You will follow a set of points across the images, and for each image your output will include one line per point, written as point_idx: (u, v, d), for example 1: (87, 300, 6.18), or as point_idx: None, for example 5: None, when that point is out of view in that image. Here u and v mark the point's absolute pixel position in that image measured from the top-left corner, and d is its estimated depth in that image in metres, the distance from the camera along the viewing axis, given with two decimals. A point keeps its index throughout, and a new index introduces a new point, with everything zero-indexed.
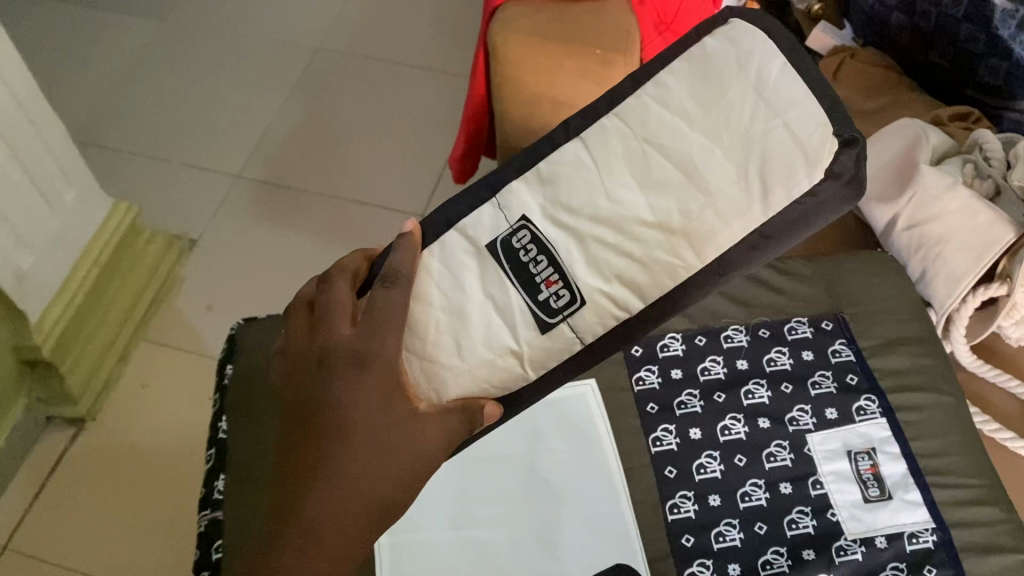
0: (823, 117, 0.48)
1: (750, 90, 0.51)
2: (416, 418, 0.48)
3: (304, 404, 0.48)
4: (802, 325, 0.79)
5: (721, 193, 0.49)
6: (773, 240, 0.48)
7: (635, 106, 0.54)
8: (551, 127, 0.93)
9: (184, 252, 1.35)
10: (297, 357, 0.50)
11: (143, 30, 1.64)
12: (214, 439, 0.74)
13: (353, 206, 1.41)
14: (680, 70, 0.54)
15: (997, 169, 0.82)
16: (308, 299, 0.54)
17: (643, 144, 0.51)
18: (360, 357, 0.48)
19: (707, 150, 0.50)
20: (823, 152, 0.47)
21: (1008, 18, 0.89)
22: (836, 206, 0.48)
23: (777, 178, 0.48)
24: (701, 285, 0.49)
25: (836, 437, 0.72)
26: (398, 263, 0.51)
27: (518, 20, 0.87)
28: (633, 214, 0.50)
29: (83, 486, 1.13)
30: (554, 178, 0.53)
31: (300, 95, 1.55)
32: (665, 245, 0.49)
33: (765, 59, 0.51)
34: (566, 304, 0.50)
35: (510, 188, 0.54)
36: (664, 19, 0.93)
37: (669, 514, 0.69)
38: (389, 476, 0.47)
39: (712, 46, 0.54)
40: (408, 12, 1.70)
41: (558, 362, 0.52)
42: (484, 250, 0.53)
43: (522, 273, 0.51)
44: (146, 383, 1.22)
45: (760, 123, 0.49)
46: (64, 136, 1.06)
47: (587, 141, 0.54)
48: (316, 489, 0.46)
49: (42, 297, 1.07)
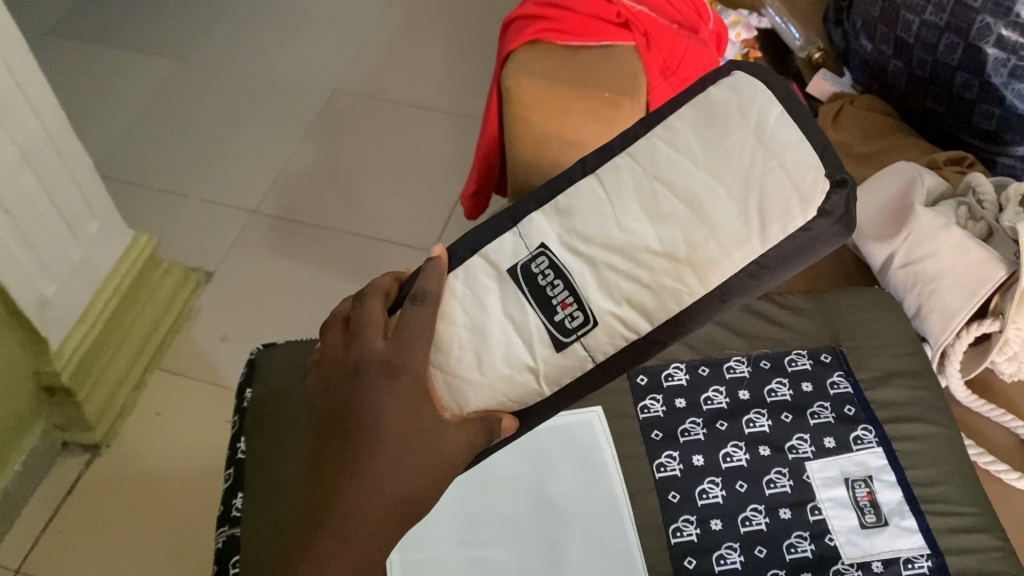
0: (816, 160, 0.52)
1: (750, 132, 0.54)
2: (441, 426, 0.52)
3: (338, 411, 0.52)
4: (802, 357, 0.82)
5: (723, 225, 0.52)
6: (769, 270, 0.52)
7: (645, 147, 0.57)
8: (561, 165, 0.97)
9: (200, 284, 1.38)
10: (332, 369, 0.54)
11: (165, 70, 1.70)
12: (233, 459, 0.77)
13: (365, 241, 1.44)
14: (687, 115, 0.58)
15: (990, 211, 0.85)
16: (343, 316, 0.58)
17: (653, 180, 0.55)
18: (391, 367, 0.51)
19: (709, 186, 0.53)
20: (815, 191, 0.51)
21: (1000, 67, 0.93)
22: (829, 241, 0.51)
23: (773, 213, 0.51)
24: (702, 309, 0.53)
25: (835, 465, 0.75)
26: (426, 282, 0.55)
27: (531, 64, 0.92)
28: (645, 241, 0.53)
29: (96, 511, 1.15)
30: (570, 209, 0.57)
31: (316, 134, 1.60)
32: (672, 271, 0.52)
33: (764, 105, 0.55)
34: (579, 325, 0.53)
35: (529, 218, 0.58)
36: (669, 64, 0.95)
37: (672, 537, 0.71)
38: (416, 476, 0.50)
39: (716, 93, 0.58)
40: (421, 56, 1.76)
41: (570, 379, 0.55)
42: (503, 273, 0.56)
43: (539, 298, 0.54)
44: (159, 411, 1.24)
45: (761, 164, 0.53)
46: (90, 169, 1.10)
47: (601, 176, 0.57)
48: (349, 486, 0.50)
49: (63, 324, 1.10)
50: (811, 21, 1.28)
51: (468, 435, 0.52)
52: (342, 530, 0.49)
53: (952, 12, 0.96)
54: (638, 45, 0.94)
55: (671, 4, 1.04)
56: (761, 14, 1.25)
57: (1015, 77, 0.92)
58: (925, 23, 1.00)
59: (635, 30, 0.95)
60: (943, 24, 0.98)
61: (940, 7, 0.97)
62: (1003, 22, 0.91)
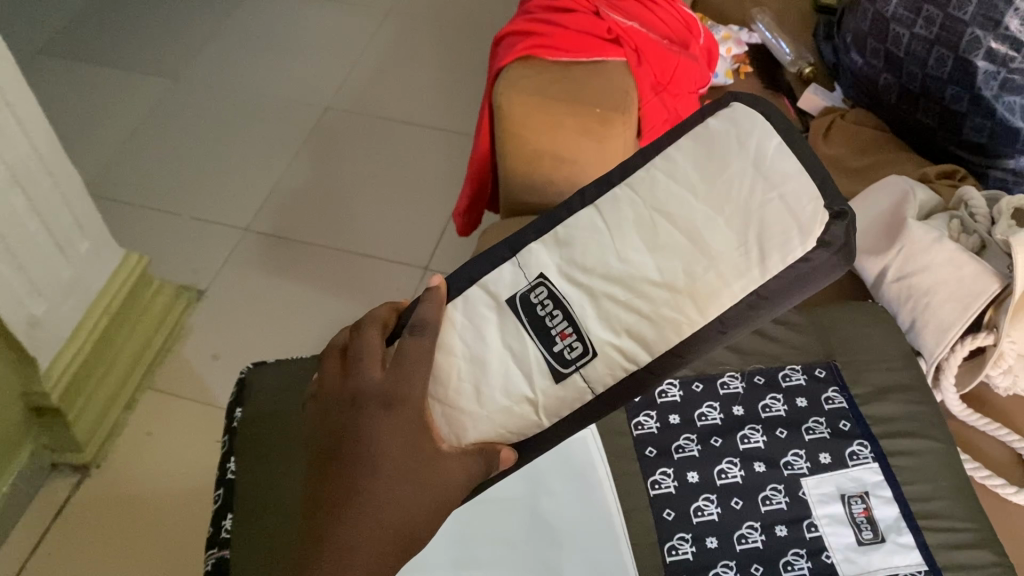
0: (815, 192, 0.51)
1: (749, 163, 0.55)
2: (439, 457, 0.51)
3: (336, 441, 0.51)
4: (796, 372, 0.82)
5: (723, 256, 0.52)
6: (771, 301, 0.51)
7: (645, 177, 0.58)
8: (553, 181, 0.98)
9: (192, 303, 1.38)
10: (329, 399, 0.53)
11: (158, 89, 1.70)
12: (222, 479, 0.76)
13: (357, 259, 1.44)
14: (686, 145, 0.58)
15: (982, 225, 0.85)
16: (341, 346, 0.57)
17: (653, 212, 0.56)
18: (389, 399, 0.51)
19: (710, 219, 0.53)
20: (815, 222, 0.50)
21: (991, 79, 0.94)
22: (828, 272, 0.50)
23: (773, 244, 0.51)
24: (702, 340, 0.52)
25: (831, 482, 0.74)
26: (424, 312, 0.55)
27: (521, 80, 0.92)
28: (646, 271, 0.53)
29: (86, 533, 1.13)
30: (569, 241, 0.58)
31: (308, 151, 1.60)
32: (671, 302, 0.52)
33: (763, 137, 0.55)
34: (580, 354, 0.53)
35: (529, 249, 0.59)
36: (660, 79, 0.98)
37: (668, 556, 0.70)
38: (417, 502, 0.50)
39: (715, 124, 0.59)
40: (413, 72, 1.76)
41: (570, 412, 0.54)
42: (502, 301, 0.57)
43: (539, 328, 0.54)
44: (150, 431, 1.23)
45: (762, 195, 0.53)
46: (80, 189, 1.09)
47: (601, 207, 0.58)
48: (345, 515, 0.49)
49: (52, 345, 1.09)
50: (801, 37, 1.28)
51: (466, 466, 0.52)
52: (339, 558, 0.47)
53: (941, 25, 0.96)
54: (629, 60, 0.96)
55: (661, 19, 1.04)
56: (751, 30, 1.25)
57: (1006, 89, 0.93)
58: (914, 37, 1.00)
59: (626, 45, 0.97)
60: (932, 38, 0.98)
61: (930, 20, 0.97)
62: (993, 35, 0.91)
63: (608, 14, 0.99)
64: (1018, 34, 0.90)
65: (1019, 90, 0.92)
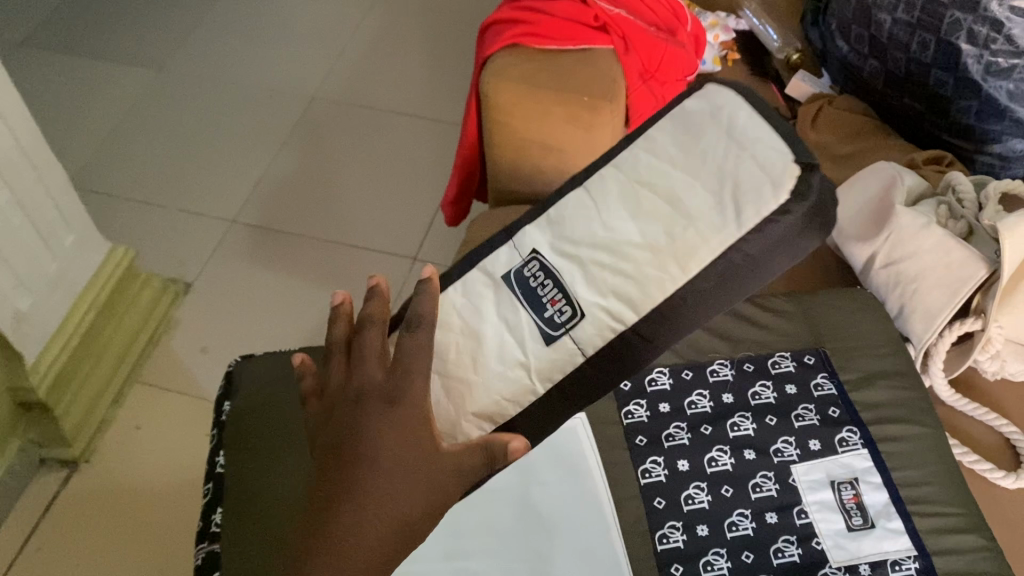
0: (786, 153, 0.54)
1: (721, 136, 0.58)
2: (441, 453, 0.49)
3: (336, 440, 0.49)
4: (785, 359, 0.82)
5: (700, 216, 0.55)
6: (752, 256, 0.52)
7: (629, 159, 0.62)
8: (541, 169, 0.98)
9: (179, 295, 1.37)
10: (332, 395, 0.51)
11: (142, 80, 1.68)
12: (213, 473, 0.75)
13: (345, 250, 1.43)
14: (665, 129, 0.63)
15: (970, 210, 0.85)
16: (341, 339, 0.54)
17: (636, 189, 0.59)
18: (390, 394, 0.49)
19: (688, 187, 0.57)
20: (786, 176, 0.53)
21: (975, 62, 0.93)
22: (806, 228, 0.52)
23: (747, 199, 0.53)
24: (686, 297, 0.53)
25: (820, 468, 0.73)
26: (425, 305, 0.53)
27: (509, 69, 0.91)
28: (631, 234, 0.56)
29: (76, 529, 1.12)
30: (559, 220, 0.61)
31: (295, 142, 1.59)
32: (655, 260, 0.54)
33: (733, 113, 0.60)
34: (572, 313, 0.55)
35: (523, 232, 0.62)
36: (648, 68, 0.99)
37: (659, 545, 0.70)
38: (418, 499, 0.48)
39: (691, 106, 0.63)
40: (399, 61, 1.75)
41: (563, 378, 0.54)
42: (500, 271, 0.60)
43: (530, 293, 0.57)
44: (139, 424, 1.22)
45: (729, 165, 0.56)
46: (65, 182, 1.08)
47: (590, 190, 0.62)
48: (342, 516, 0.47)
49: (38, 340, 1.08)
50: (788, 23, 1.28)
51: (470, 464, 0.49)
52: (337, 560, 0.46)
53: (922, 9, 0.96)
54: (616, 48, 0.96)
55: (648, 6, 1.03)
56: (738, 17, 1.24)
57: (991, 72, 0.93)
58: (897, 22, 1.00)
59: (613, 33, 0.97)
60: (914, 22, 0.98)
61: (911, 5, 0.98)
62: (973, 16, 0.92)
63: (594, 2, 0.98)
64: (998, 14, 0.90)
65: (1002, 74, 0.93)
